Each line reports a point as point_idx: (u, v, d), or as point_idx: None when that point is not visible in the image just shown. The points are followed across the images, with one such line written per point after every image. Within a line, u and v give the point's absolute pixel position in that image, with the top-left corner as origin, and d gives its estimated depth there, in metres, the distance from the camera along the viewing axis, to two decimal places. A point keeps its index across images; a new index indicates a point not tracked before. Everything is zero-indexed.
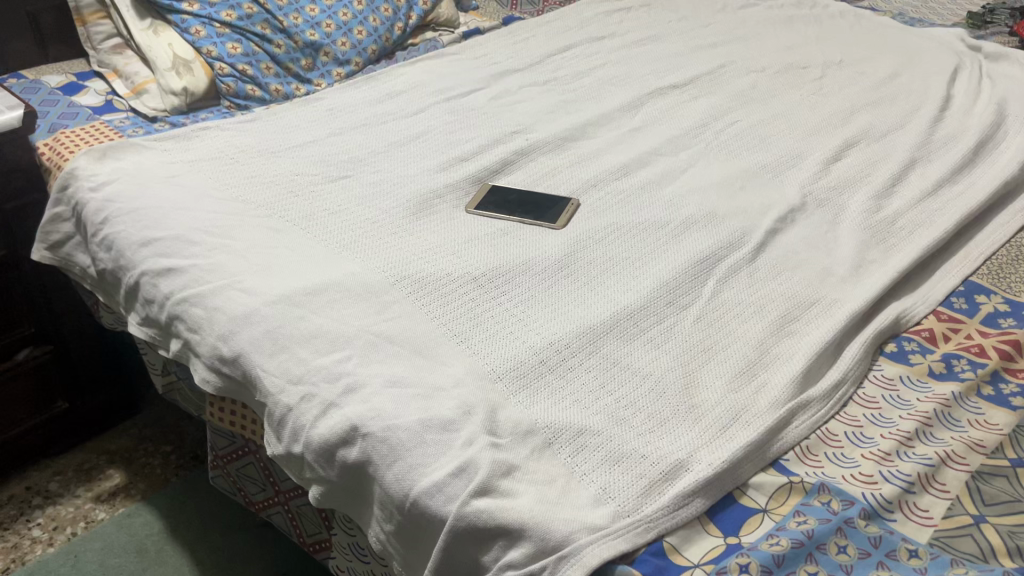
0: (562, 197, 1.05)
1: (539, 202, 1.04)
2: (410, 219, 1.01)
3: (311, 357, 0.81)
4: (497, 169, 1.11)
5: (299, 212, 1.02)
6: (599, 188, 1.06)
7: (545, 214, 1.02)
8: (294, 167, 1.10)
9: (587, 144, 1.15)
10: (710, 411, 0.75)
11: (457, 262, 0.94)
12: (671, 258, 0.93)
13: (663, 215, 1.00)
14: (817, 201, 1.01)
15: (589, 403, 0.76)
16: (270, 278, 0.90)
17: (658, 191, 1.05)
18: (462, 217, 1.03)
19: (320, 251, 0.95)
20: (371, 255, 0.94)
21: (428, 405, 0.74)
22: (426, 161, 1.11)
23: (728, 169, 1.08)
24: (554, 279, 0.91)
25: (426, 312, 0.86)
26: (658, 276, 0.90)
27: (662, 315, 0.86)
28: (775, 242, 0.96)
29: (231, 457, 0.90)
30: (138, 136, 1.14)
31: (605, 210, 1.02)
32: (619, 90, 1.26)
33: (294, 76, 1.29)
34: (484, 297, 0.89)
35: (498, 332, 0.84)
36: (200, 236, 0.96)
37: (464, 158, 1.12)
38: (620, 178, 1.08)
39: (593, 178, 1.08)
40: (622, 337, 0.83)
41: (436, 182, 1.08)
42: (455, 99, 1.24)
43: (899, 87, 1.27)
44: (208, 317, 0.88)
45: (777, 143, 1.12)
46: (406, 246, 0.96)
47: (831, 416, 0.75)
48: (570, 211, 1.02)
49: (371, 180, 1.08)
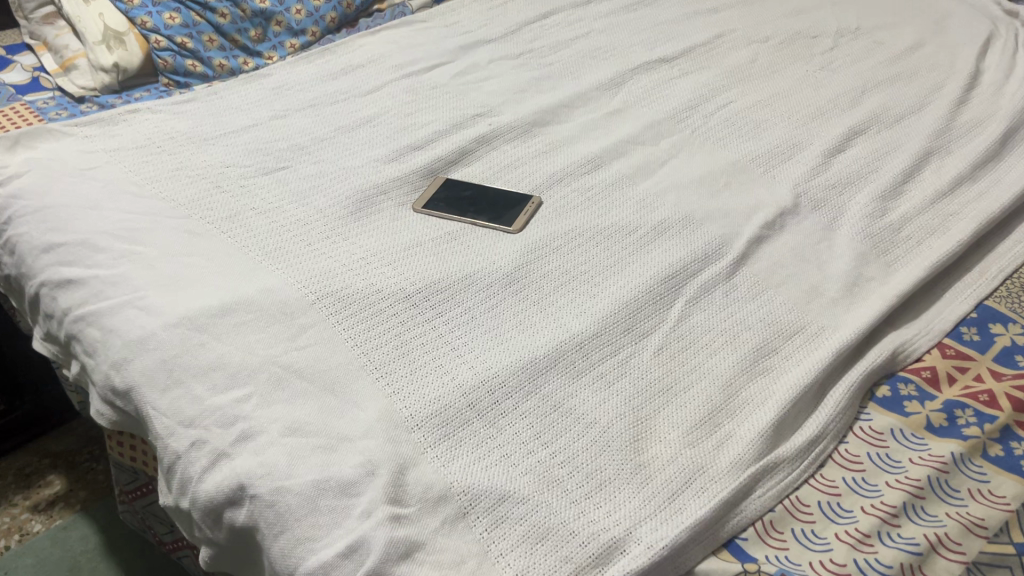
0: (523, 194, 0.93)
1: (495, 201, 0.92)
2: (346, 220, 0.90)
3: (207, 395, 0.70)
4: (454, 160, 0.98)
5: (223, 212, 0.90)
6: (565, 184, 0.94)
7: (500, 215, 0.90)
8: (226, 156, 0.98)
9: (558, 130, 1.02)
10: (661, 471, 0.64)
11: (391, 275, 0.82)
12: (637, 271, 0.81)
13: (633, 217, 0.88)
14: (813, 201, 0.88)
15: (518, 459, 0.65)
16: (174, 296, 0.79)
17: (631, 187, 0.92)
18: (407, 216, 0.91)
19: (238, 261, 0.84)
20: (295, 267, 0.83)
21: (329, 461, 0.64)
22: (375, 150, 0.99)
23: (714, 162, 0.94)
24: (499, 297, 0.79)
25: (345, 339, 0.75)
26: (618, 296, 0.78)
27: (617, 345, 0.74)
28: (759, 254, 0.83)
29: (137, 494, 0.81)
30: (60, 119, 1.03)
31: (569, 211, 0.90)
32: (600, 64, 1.12)
33: (241, 49, 1.17)
34: (416, 320, 0.77)
35: (425, 364, 0.73)
36: (106, 241, 0.85)
37: (418, 147, 1.00)
38: (590, 171, 0.95)
39: (560, 172, 0.95)
40: (568, 372, 0.71)
41: (383, 175, 0.96)
42: (416, 75, 1.11)
43: (922, 60, 1.12)
44: (103, 340, 0.77)
45: (774, 130, 0.98)
46: (335, 254, 0.85)
47: (802, 482, 0.63)
48: (529, 211, 0.90)
49: (309, 173, 0.96)
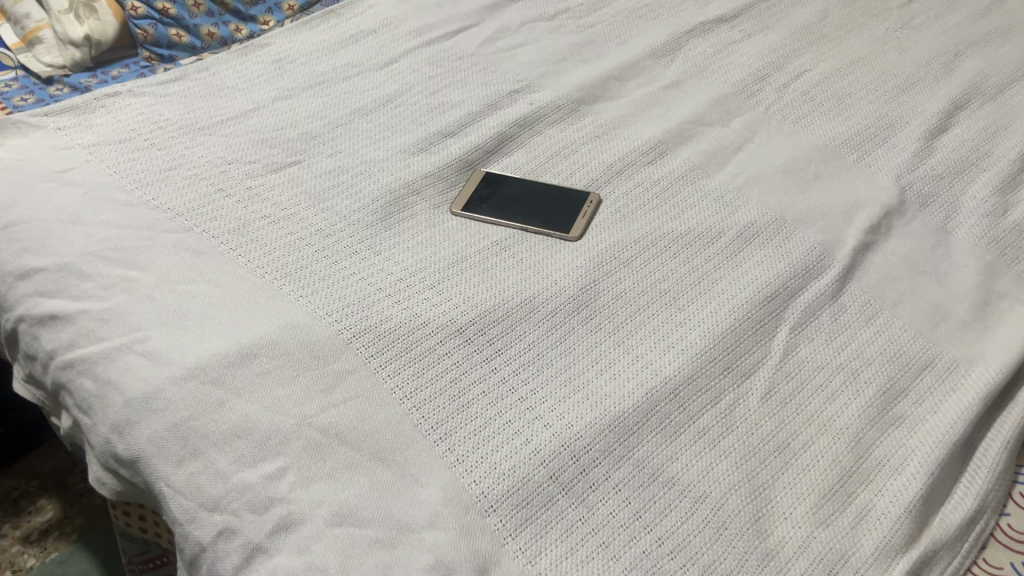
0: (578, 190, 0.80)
1: (547, 201, 0.79)
2: (377, 231, 0.77)
3: (232, 469, 0.59)
4: (493, 150, 0.85)
5: (230, 223, 0.77)
6: (626, 178, 0.81)
7: (556, 218, 0.77)
8: (226, 148, 0.84)
9: (609, 107, 0.88)
10: (793, 562, 0.53)
11: (436, 301, 0.69)
12: (727, 292, 0.69)
13: (712, 220, 0.75)
14: (920, 196, 0.76)
15: (619, 548, 0.54)
16: (182, 339, 0.66)
17: (704, 180, 0.79)
18: (445, 222, 0.78)
19: (253, 287, 0.71)
20: (321, 293, 0.70)
21: (392, 562, 0.53)
22: (400, 138, 0.86)
23: (797, 147, 0.82)
24: (568, 328, 0.67)
25: (392, 389, 0.63)
26: (710, 326, 0.66)
27: (715, 390, 0.62)
28: (866, 265, 0.71)
29: (149, 565, 0.70)
30: (27, 107, 0.88)
31: (635, 212, 0.77)
32: (648, 26, 0.98)
33: (232, 14, 1.01)
34: (473, 360, 0.65)
35: (490, 420, 0.61)
36: (94, 265, 0.72)
37: (450, 134, 0.86)
38: (654, 160, 0.82)
39: (618, 162, 0.82)
40: (663, 430, 0.60)
41: (413, 171, 0.82)
42: (438, 43, 0.97)
43: (1013, 15, 0.98)
44: (100, 394, 0.65)
45: (861, 107, 0.85)
46: (368, 276, 0.72)
47: (963, 569, 0.54)
48: (587, 212, 0.77)
49: (326, 169, 0.82)
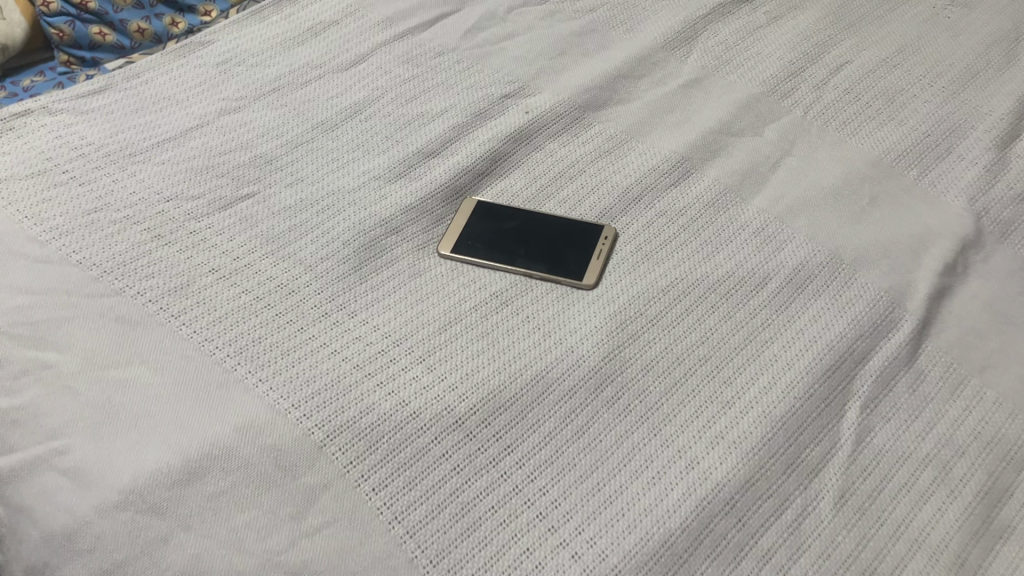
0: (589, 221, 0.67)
1: (552, 236, 0.66)
2: (351, 284, 0.63)
3: None
4: (485, 173, 0.71)
5: (170, 281, 0.63)
6: (645, 205, 0.68)
7: (565, 261, 0.64)
8: (163, 181, 0.70)
9: (620, 113, 0.75)
10: None
11: (427, 381, 0.57)
12: (781, 359, 0.57)
13: (753, 262, 0.63)
14: (998, 224, 0.64)
15: None
16: (113, 448, 0.53)
17: (740, 207, 0.67)
18: (433, 269, 0.65)
19: (200, 370, 0.57)
20: (286, 375, 0.57)
21: None
22: (373, 160, 0.72)
23: (846, 161, 0.69)
24: (591, 413, 0.55)
25: (378, 510, 0.51)
26: (765, 408, 0.54)
27: (778, 496, 0.51)
28: (944, 316, 0.59)
29: None
30: None
31: (658, 251, 0.64)
32: (657, 9, 0.84)
33: (166, 5, 0.85)
34: (477, 463, 0.53)
35: (505, 552, 0.49)
36: (3, 349, 0.58)
37: (433, 153, 0.72)
38: (678, 182, 0.69)
39: (635, 186, 0.69)
40: (720, 558, 0.49)
41: (391, 204, 0.69)
42: (412, 35, 0.82)
43: None
44: (14, 524, 0.53)
45: (916, 108, 0.73)
46: (342, 348, 0.59)
47: None
48: (601, 251, 0.65)
49: (286, 205, 0.69)
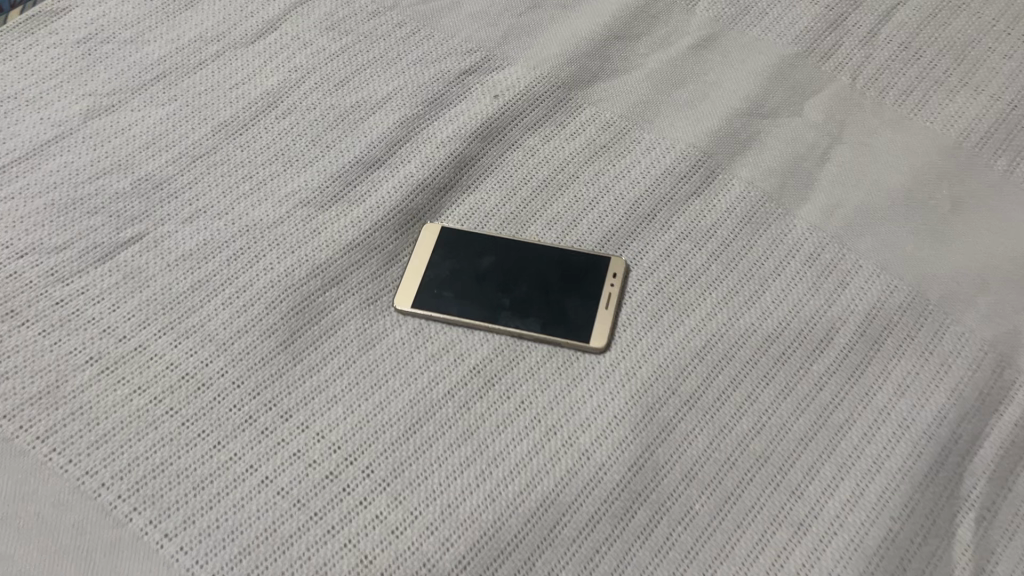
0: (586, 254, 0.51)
1: (542, 275, 0.50)
2: (282, 369, 0.47)
3: None
4: (448, 185, 0.54)
5: (32, 384, 0.46)
6: (663, 225, 0.52)
7: (565, 314, 0.49)
8: (15, 226, 0.52)
9: (616, 89, 0.58)
10: None
11: (396, 519, 0.43)
12: (863, 455, 0.43)
13: (811, 306, 0.48)
14: None
15: None
16: None
17: (785, 224, 0.51)
18: (390, 335, 0.49)
19: (85, 525, 0.42)
20: (204, 523, 0.42)
21: None
22: (297, 177, 0.54)
23: (913, 150, 0.53)
24: (619, 554, 0.42)
25: None
26: (850, 534, 0.41)
27: None
28: None
29: None
30: None
31: (686, 293, 0.49)
32: None
33: None
34: None
35: None
36: None
37: (378, 162, 0.55)
38: (702, 189, 0.53)
39: (646, 197, 0.53)
40: None
41: (327, 242, 0.52)
42: None
43: None
44: None
45: (994, 67, 0.57)
46: (278, 473, 0.44)
47: None
48: (609, 297, 0.49)
49: (184, 253, 0.51)
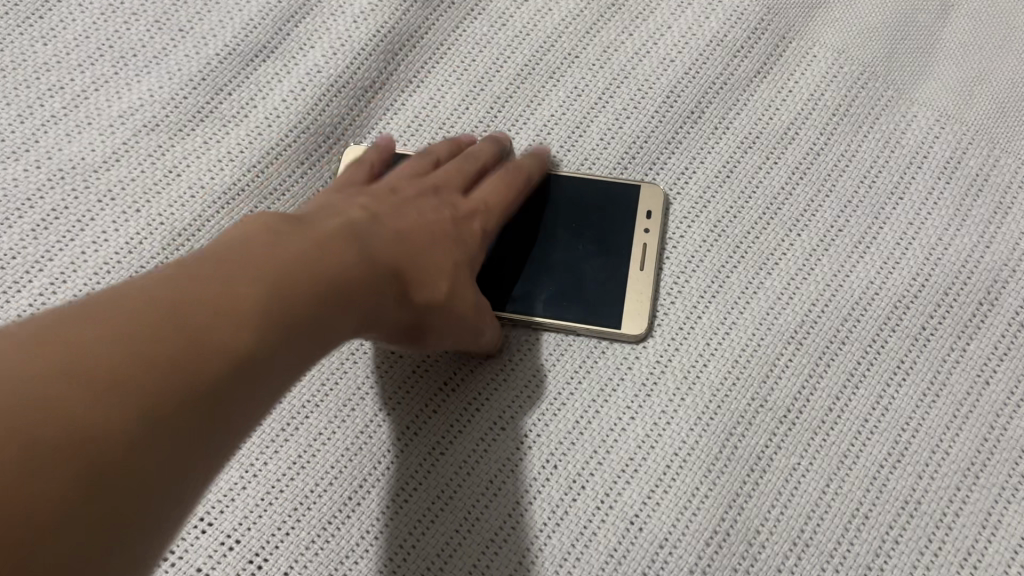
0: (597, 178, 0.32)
1: (535, 220, 0.31)
2: None
3: None
4: (376, 80, 0.35)
5: None
6: (715, 127, 0.34)
7: (583, 277, 0.31)
8: None
9: None
10: None
11: None
12: None
13: (957, 247, 0.31)
14: None
15: None
16: None
17: (900, 113, 0.33)
18: None
19: None
20: None
21: None
22: (137, 84, 0.34)
23: None
24: None
25: None
26: None
27: None
28: None
29: None
30: None
31: (763, 235, 0.32)
32: None
33: None
34: None
35: None
36: None
37: (263, 52, 0.35)
38: (768, 67, 0.35)
39: (684, 84, 0.34)
40: None
41: (192, 190, 0.33)
42: None
43: None
44: None
45: None
46: None
47: None
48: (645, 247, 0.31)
49: None
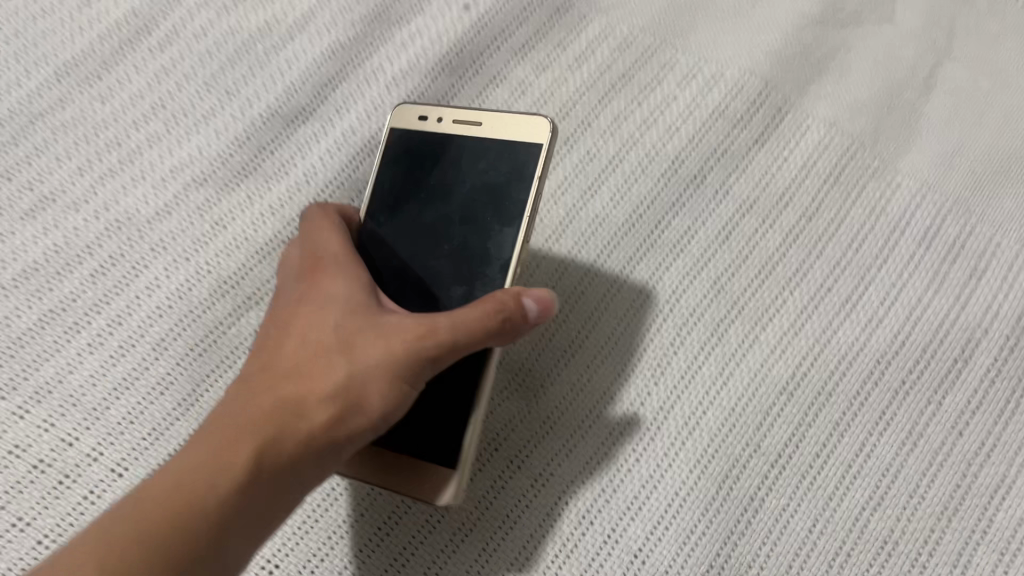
0: (390, 173, 0.33)
1: (435, 199, 0.32)
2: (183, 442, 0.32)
3: None
4: None
5: None
6: (716, 191, 0.37)
7: (488, 202, 0.31)
8: None
9: None
10: None
11: None
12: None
13: (934, 307, 0.34)
14: None
15: None
16: None
17: (885, 181, 0.37)
18: None
19: None
20: None
21: None
22: (188, 141, 0.38)
23: None
24: None
25: None
26: None
27: None
28: None
29: None
30: None
31: (760, 292, 0.35)
32: None
33: None
34: None
35: None
36: None
37: (304, 113, 0.38)
38: (766, 136, 0.38)
39: (690, 150, 0.38)
40: None
41: (237, 240, 0.36)
42: None
43: None
44: None
45: None
46: None
47: None
48: (475, 126, 0.32)
49: (25, 267, 0.35)
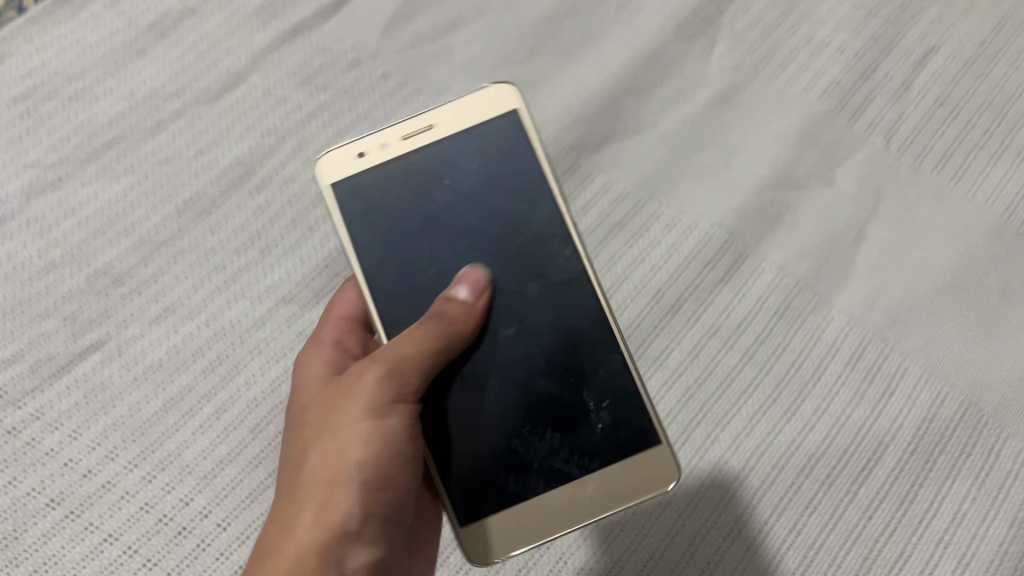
0: (376, 174, 0.38)
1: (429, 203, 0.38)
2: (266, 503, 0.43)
3: None
4: None
5: None
6: (688, 319, 0.47)
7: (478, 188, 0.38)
8: None
9: (630, 152, 0.52)
10: None
11: None
12: None
13: (853, 419, 0.44)
14: None
15: None
16: None
17: (820, 316, 0.47)
18: None
19: None
20: None
21: None
22: (277, 267, 0.48)
23: (956, 227, 0.49)
24: None
25: None
26: None
27: None
28: None
29: None
30: None
31: (720, 401, 0.45)
32: None
33: None
34: None
35: None
36: None
37: None
38: (730, 276, 0.48)
39: (669, 285, 0.48)
40: None
41: None
42: (311, 24, 0.54)
43: None
44: None
45: None
46: None
47: None
48: (431, 129, 0.38)
49: (151, 364, 0.46)
